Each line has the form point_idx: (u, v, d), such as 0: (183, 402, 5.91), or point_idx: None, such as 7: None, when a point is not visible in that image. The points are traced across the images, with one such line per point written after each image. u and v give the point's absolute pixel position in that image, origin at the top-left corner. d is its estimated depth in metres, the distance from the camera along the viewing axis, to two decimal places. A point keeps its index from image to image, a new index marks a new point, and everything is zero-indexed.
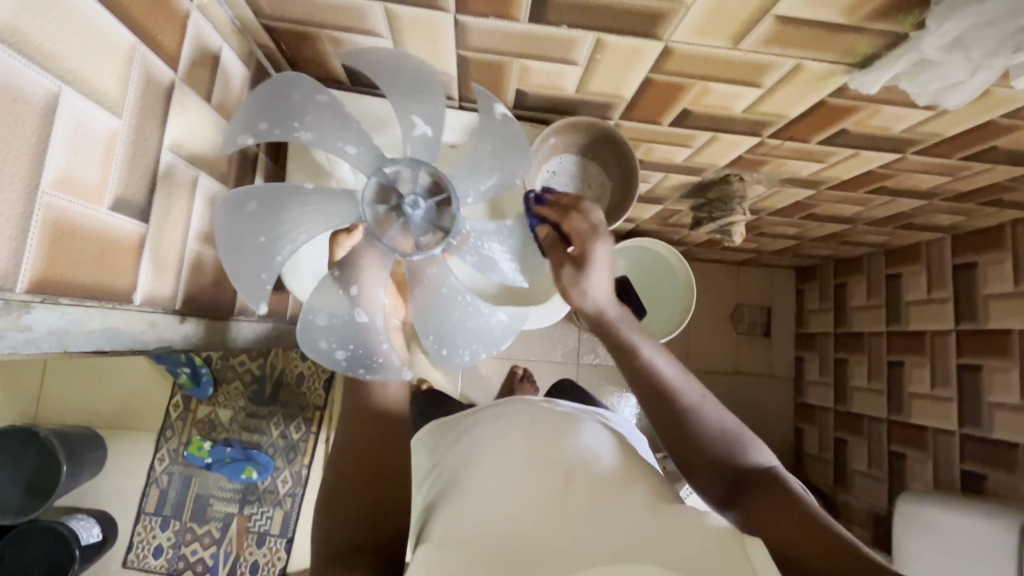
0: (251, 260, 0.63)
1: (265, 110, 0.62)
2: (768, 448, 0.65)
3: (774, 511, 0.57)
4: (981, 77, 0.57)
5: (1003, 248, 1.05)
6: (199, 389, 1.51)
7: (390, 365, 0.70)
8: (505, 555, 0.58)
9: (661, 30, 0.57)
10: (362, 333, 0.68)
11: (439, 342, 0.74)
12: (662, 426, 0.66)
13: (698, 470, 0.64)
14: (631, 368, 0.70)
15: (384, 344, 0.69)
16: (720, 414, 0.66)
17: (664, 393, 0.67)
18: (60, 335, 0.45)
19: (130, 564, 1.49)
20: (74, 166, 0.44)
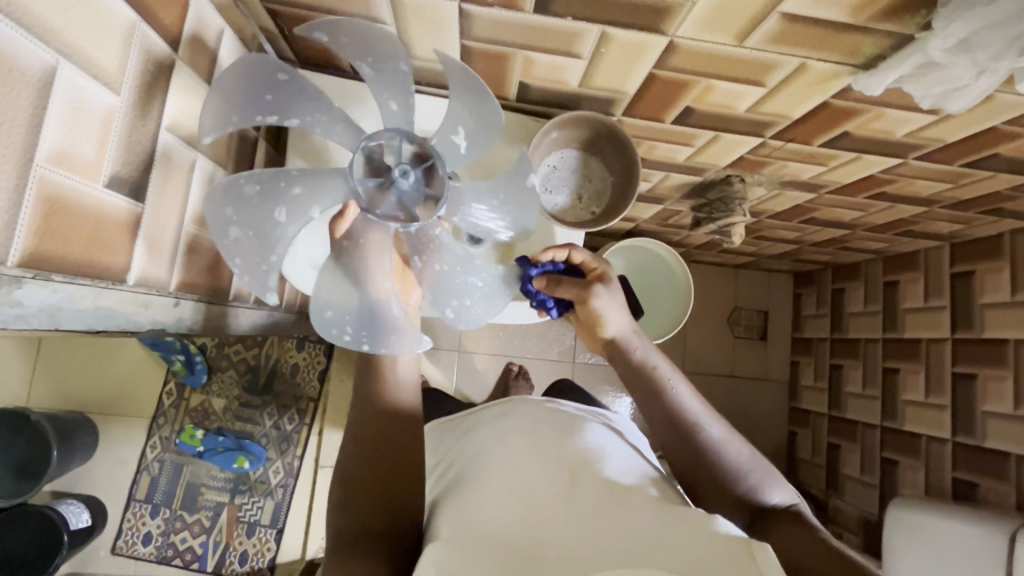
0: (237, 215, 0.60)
1: (258, 76, 0.58)
2: (783, 482, 0.66)
3: (793, 542, 0.58)
4: (985, 81, 0.57)
5: (1001, 257, 1.05)
6: (193, 376, 1.51)
7: (262, 278, 0.61)
8: (507, 544, 0.57)
9: (666, 24, 0.57)
10: (275, 241, 0.62)
11: (333, 302, 0.64)
12: (680, 459, 0.67)
13: (716, 502, 0.65)
14: (657, 402, 0.69)
15: (271, 257, 0.62)
16: (741, 449, 0.67)
17: (687, 428, 0.67)
18: (52, 312, 0.44)
19: (118, 550, 1.48)
20: (70, 142, 0.43)
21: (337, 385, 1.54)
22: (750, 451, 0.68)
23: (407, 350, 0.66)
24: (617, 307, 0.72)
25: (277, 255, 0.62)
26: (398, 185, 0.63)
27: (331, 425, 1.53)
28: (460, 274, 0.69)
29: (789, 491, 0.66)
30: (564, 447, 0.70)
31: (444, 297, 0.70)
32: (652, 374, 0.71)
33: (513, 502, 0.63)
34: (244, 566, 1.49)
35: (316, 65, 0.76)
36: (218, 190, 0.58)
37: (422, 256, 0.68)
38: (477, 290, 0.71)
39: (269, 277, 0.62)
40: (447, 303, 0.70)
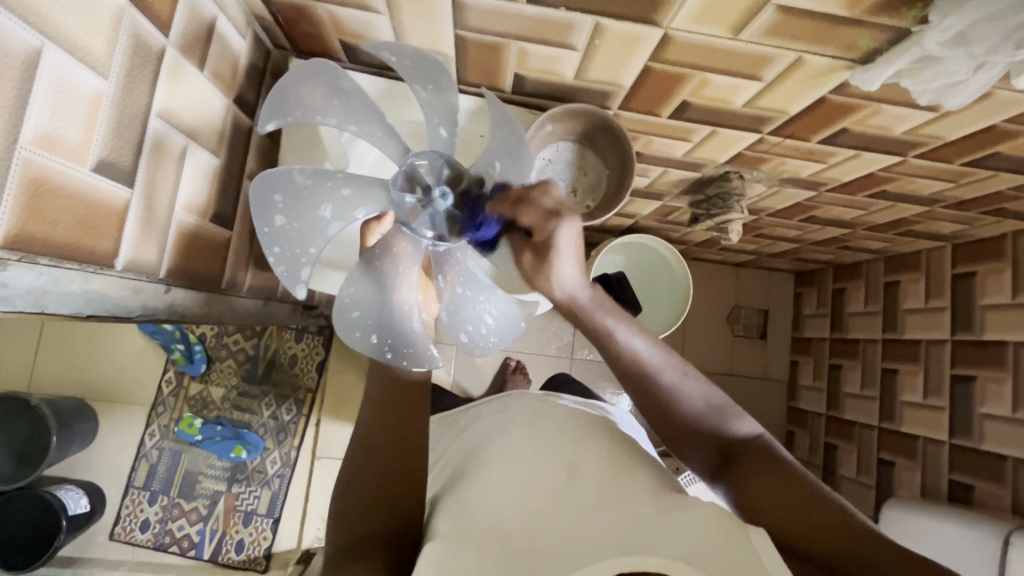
0: (300, 229, 0.59)
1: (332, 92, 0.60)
2: (747, 414, 0.64)
3: (765, 485, 0.57)
4: (983, 76, 0.56)
5: (1003, 258, 1.04)
6: (192, 365, 1.52)
7: (296, 270, 0.59)
8: (507, 545, 0.57)
9: (660, 16, 0.57)
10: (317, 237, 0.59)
11: (357, 301, 0.61)
12: (648, 408, 0.65)
13: (686, 448, 0.64)
14: (607, 350, 0.65)
15: (310, 250, 0.60)
16: (699, 387, 0.64)
17: (642, 376, 0.64)
18: (39, 295, 0.45)
19: (116, 536, 1.49)
20: (56, 125, 0.43)
21: (336, 377, 1.54)
22: (709, 386, 0.65)
23: (416, 367, 0.63)
24: (575, 247, 0.62)
25: (314, 249, 0.60)
26: (436, 205, 0.63)
27: (328, 415, 1.53)
28: (476, 295, 0.69)
29: (756, 422, 0.64)
30: (563, 438, 0.69)
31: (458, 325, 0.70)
32: (599, 322, 0.65)
33: (513, 498, 0.63)
34: (240, 555, 1.50)
35: (312, 55, 0.76)
36: (264, 176, 0.57)
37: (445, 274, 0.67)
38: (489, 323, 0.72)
39: (301, 269, 0.59)
40: (461, 328, 0.70)
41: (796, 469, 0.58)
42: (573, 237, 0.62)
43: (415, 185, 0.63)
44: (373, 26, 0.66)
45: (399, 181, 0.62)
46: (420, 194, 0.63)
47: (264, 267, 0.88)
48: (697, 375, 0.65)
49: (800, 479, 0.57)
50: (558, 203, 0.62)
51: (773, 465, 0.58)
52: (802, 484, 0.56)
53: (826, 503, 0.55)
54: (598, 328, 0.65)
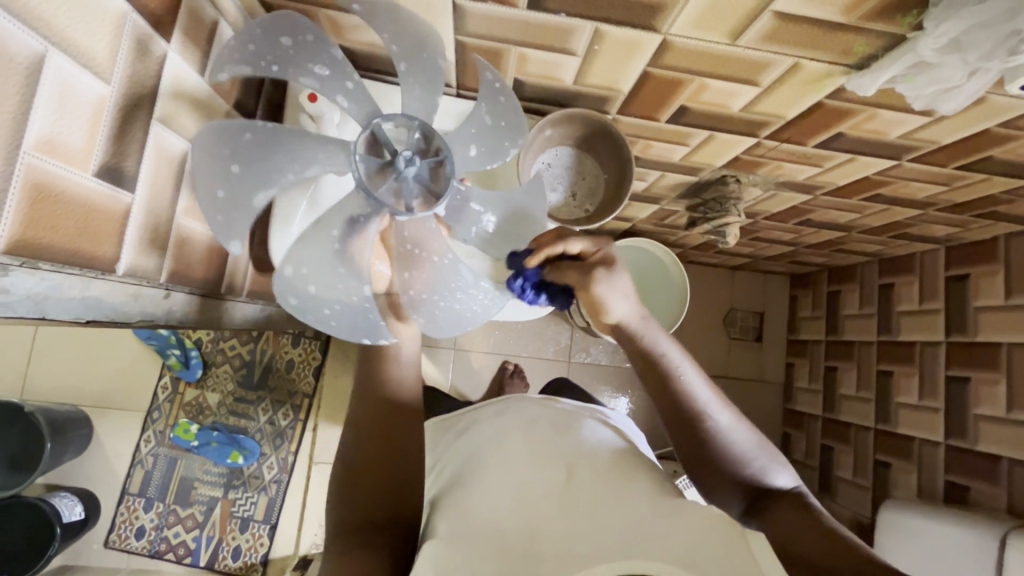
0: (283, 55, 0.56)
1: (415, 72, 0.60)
2: (788, 466, 0.66)
3: (798, 521, 0.59)
4: (977, 82, 0.57)
5: (995, 261, 1.05)
6: (188, 371, 1.51)
7: (219, 156, 0.55)
8: (507, 547, 0.57)
9: (660, 21, 0.57)
10: (270, 161, 0.57)
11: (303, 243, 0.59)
12: (687, 442, 0.66)
13: (723, 488, 0.64)
14: (657, 376, 0.68)
15: (232, 165, 0.56)
16: (746, 434, 0.66)
17: (696, 415, 0.66)
18: (39, 301, 0.45)
19: (111, 544, 1.48)
20: (59, 130, 0.43)
21: (332, 382, 1.54)
22: (754, 434, 0.67)
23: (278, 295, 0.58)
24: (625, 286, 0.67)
25: (238, 168, 0.56)
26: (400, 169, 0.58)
27: (325, 419, 1.53)
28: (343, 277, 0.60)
29: (793, 474, 0.66)
30: (561, 440, 0.70)
31: (291, 288, 0.58)
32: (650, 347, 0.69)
33: (512, 502, 0.63)
34: (236, 561, 1.49)
35: None
36: (289, 17, 0.54)
37: (343, 231, 0.60)
38: (329, 319, 0.60)
39: (219, 184, 0.55)
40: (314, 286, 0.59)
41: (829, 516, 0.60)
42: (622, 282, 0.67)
43: (383, 146, 0.60)
44: (373, 30, 0.66)
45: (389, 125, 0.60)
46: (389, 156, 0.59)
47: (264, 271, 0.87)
48: (741, 421, 0.67)
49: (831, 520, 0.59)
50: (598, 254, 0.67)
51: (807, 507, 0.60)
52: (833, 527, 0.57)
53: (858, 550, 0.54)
54: (649, 354, 0.69)
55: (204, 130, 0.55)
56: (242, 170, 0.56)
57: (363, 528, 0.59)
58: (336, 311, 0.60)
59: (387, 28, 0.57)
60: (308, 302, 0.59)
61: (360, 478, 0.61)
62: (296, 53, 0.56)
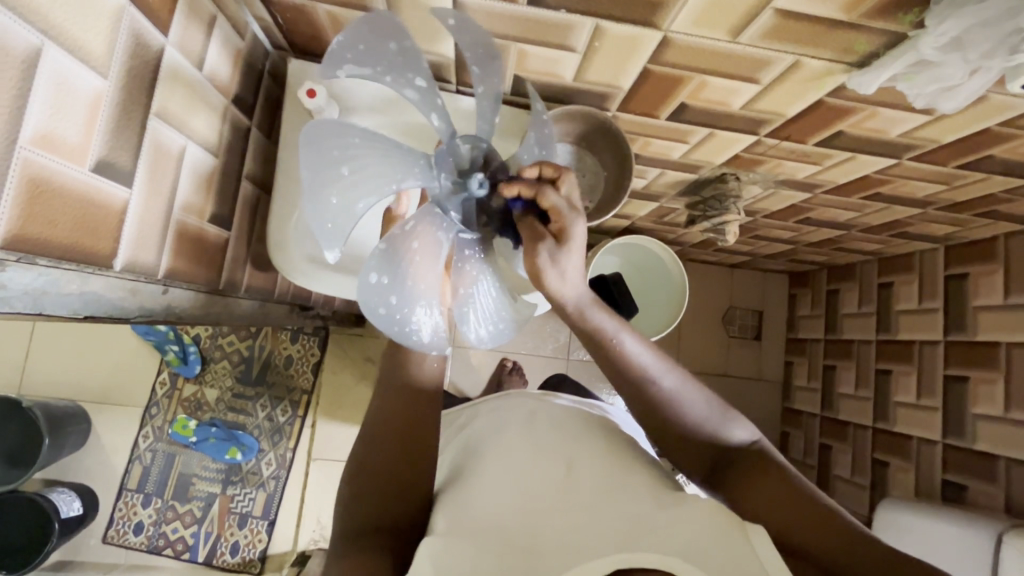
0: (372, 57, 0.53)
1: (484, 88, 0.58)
2: (744, 419, 0.66)
3: (760, 491, 0.60)
4: (978, 80, 0.57)
5: (995, 259, 1.05)
6: (186, 367, 1.51)
7: (330, 159, 0.52)
8: (509, 541, 0.58)
9: (660, 18, 0.57)
10: (373, 168, 0.55)
11: (389, 258, 0.56)
12: (643, 419, 0.66)
13: (683, 457, 0.65)
14: (605, 358, 0.66)
15: (343, 167, 0.53)
16: (697, 395, 0.65)
17: (641, 385, 0.64)
18: (37, 296, 0.44)
19: (110, 539, 1.48)
20: (55, 124, 0.43)
21: (331, 378, 1.53)
22: (705, 393, 0.66)
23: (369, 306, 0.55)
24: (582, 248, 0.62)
25: (347, 170, 0.53)
26: (471, 190, 0.60)
27: (324, 415, 1.52)
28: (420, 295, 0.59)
29: (752, 427, 0.67)
30: (562, 435, 0.69)
31: (375, 297, 0.56)
32: (597, 327, 0.65)
33: (512, 496, 0.63)
34: (235, 557, 1.49)
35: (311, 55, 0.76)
36: (390, 16, 0.51)
37: (420, 243, 0.58)
38: (395, 327, 0.58)
39: (332, 191, 0.52)
40: (395, 300, 0.57)
41: (793, 474, 0.61)
42: (586, 233, 0.61)
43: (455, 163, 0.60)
44: None
45: (462, 145, 0.61)
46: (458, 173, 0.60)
47: (263, 267, 0.87)
48: (693, 385, 0.66)
49: (795, 481, 0.60)
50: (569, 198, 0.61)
51: (767, 468, 0.61)
52: (800, 486, 0.59)
53: (837, 517, 0.56)
54: (596, 334, 0.65)
55: (314, 126, 0.51)
56: (351, 173, 0.53)
57: (368, 531, 0.59)
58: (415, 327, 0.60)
59: (471, 48, 0.55)
60: (393, 312, 0.57)
61: (360, 482, 0.61)
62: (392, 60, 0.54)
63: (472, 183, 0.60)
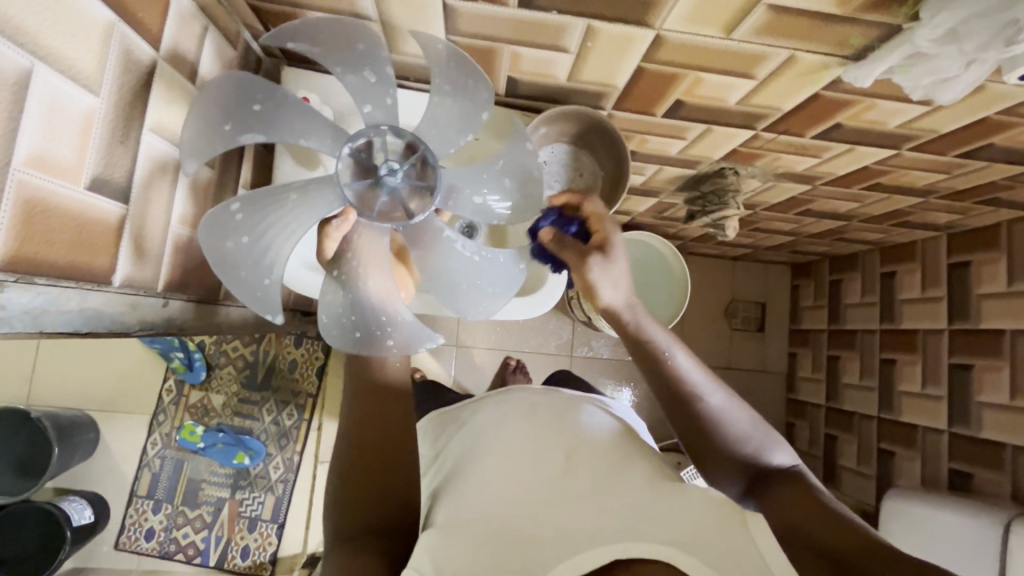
0: (331, 44, 0.59)
1: (459, 108, 0.64)
2: (785, 444, 0.65)
3: (794, 502, 0.57)
4: (974, 72, 0.56)
5: (998, 246, 1.05)
6: (192, 373, 1.52)
7: (244, 94, 0.59)
8: (508, 539, 0.58)
9: (653, 17, 0.56)
10: (280, 123, 0.62)
11: (252, 198, 0.61)
12: (684, 431, 0.65)
13: (720, 475, 0.63)
14: (651, 365, 0.68)
15: (253, 103, 0.60)
16: (744, 414, 0.65)
17: (689, 396, 0.65)
18: (37, 314, 0.44)
19: (122, 546, 1.50)
20: (49, 145, 0.43)
21: (336, 381, 1.54)
22: (751, 415, 0.66)
23: (212, 228, 0.59)
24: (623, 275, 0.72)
25: (256, 107, 0.60)
26: (382, 184, 0.65)
27: (330, 418, 1.54)
28: (266, 246, 0.62)
29: (792, 453, 0.65)
30: (563, 428, 0.69)
31: (225, 226, 0.59)
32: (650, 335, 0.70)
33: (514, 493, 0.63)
34: (246, 560, 1.50)
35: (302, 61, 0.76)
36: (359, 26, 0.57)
37: (302, 194, 0.63)
38: (238, 266, 0.61)
39: (230, 120, 0.60)
40: (237, 234, 0.60)
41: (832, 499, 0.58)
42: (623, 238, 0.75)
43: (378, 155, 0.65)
44: None
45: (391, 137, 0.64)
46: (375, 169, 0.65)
47: None
48: (738, 401, 0.66)
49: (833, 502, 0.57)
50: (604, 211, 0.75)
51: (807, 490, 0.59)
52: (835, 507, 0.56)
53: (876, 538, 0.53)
54: (648, 342, 0.69)
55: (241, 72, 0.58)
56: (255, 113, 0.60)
57: (359, 535, 0.59)
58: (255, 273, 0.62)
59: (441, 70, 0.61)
60: (234, 251, 0.60)
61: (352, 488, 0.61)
62: (349, 53, 0.60)
63: (384, 172, 0.65)
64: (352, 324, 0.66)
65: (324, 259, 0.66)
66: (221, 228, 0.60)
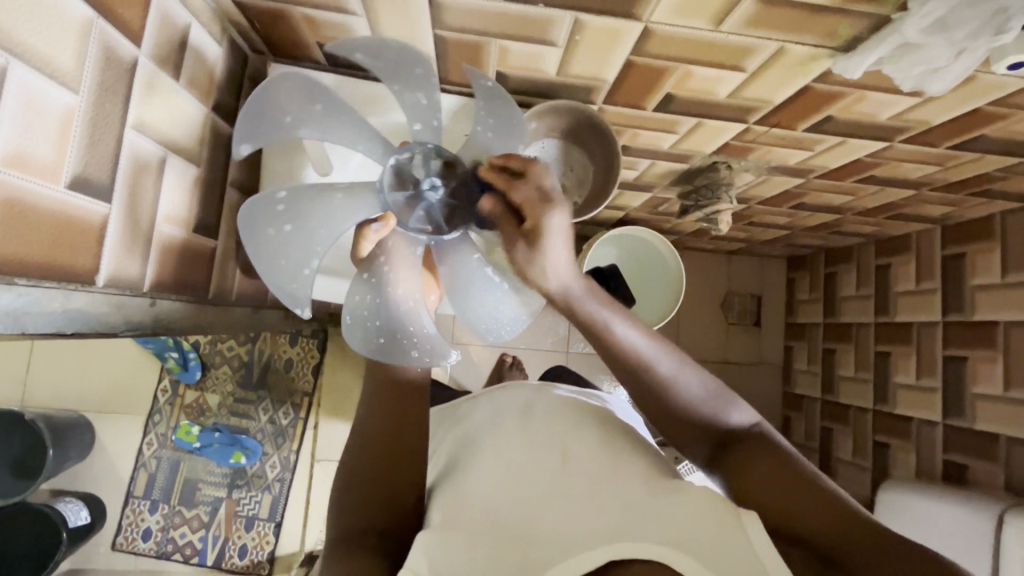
0: (391, 61, 0.60)
1: (498, 142, 0.67)
2: (744, 403, 0.65)
3: (759, 470, 0.57)
4: (964, 62, 0.56)
5: (992, 238, 1.04)
6: (187, 373, 1.51)
7: (308, 95, 0.60)
8: (504, 539, 0.58)
9: (640, 9, 0.56)
10: (336, 129, 0.61)
11: (289, 193, 0.59)
12: (645, 401, 0.65)
13: (682, 441, 0.64)
14: (601, 344, 0.63)
15: (315, 104, 0.60)
16: (699, 382, 0.64)
17: (643, 371, 0.63)
18: (19, 315, 0.43)
19: (119, 546, 1.50)
20: (27, 143, 0.43)
21: (332, 379, 1.54)
22: (706, 377, 0.65)
23: (253, 208, 0.59)
24: (565, 235, 0.58)
25: (319, 108, 0.60)
26: (426, 199, 0.65)
27: (327, 416, 1.53)
28: (298, 240, 0.60)
29: (752, 411, 0.65)
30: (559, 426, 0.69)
31: (264, 213, 0.59)
32: (593, 315, 0.62)
33: (509, 492, 0.63)
34: (244, 560, 1.50)
35: (289, 57, 0.75)
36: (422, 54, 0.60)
37: (345, 195, 0.61)
38: (278, 255, 0.60)
39: (289, 112, 0.60)
40: (275, 223, 0.59)
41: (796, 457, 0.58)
42: (564, 226, 0.58)
43: (415, 171, 0.65)
44: (350, 27, 0.65)
45: (434, 156, 0.65)
46: (414, 186, 0.64)
47: (253, 274, 0.86)
48: (691, 364, 0.65)
49: (795, 462, 0.57)
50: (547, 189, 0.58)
51: (771, 451, 0.59)
52: (801, 470, 0.56)
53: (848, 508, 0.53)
54: (594, 323, 0.62)
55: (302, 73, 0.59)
56: (317, 113, 0.60)
57: (361, 535, 0.60)
58: (286, 263, 0.60)
59: (487, 105, 0.65)
60: (273, 240, 0.59)
61: (359, 491, 0.62)
62: (405, 73, 0.61)
63: (426, 187, 0.64)
64: (375, 331, 0.65)
65: (357, 258, 0.65)
66: (254, 213, 0.58)
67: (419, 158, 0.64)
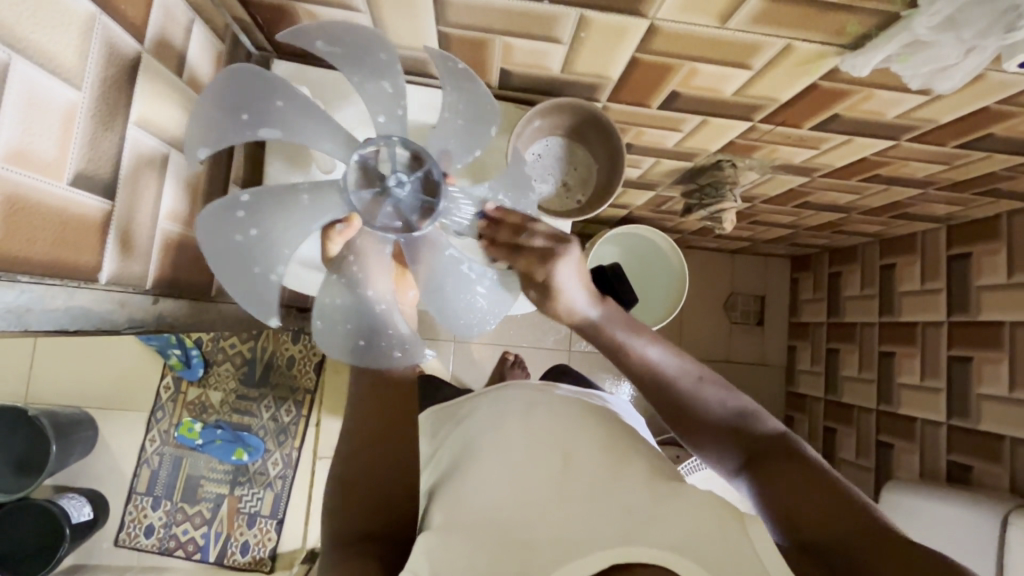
0: (353, 53, 0.59)
1: (469, 126, 0.66)
2: (770, 413, 0.64)
3: (789, 486, 0.57)
4: (974, 60, 0.55)
5: (998, 237, 1.04)
6: (189, 370, 1.51)
7: (267, 90, 0.59)
8: (505, 539, 0.57)
9: (646, 6, 0.55)
10: (300, 125, 0.61)
11: (252, 198, 0.59)
12: (669, 416, 0.64)
13: (710, 454, 0.63)
14: (623, 364, 0.65)
15: (276, 100, 0.59)
16: (720, 392, 0.64)
17: (667, 384, 0.63)
18: (21, 313, 0.43)
19: (121, 542, 1.50)
20: (30, 140, 0.43)
21: (334, 377, 1.54)
22: (729, 390, 0.64)
23: (213, 220, 0.58)
24: (577, 276, 0.64)
25: (280, 104, 0.60)
26: (393, 194, 0.65)
27: (329, 414, 1.53)
28: (265, 245, 0.60)
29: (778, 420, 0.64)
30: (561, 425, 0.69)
31: (226, 222, 0.58)
32: (611, 336, 0.65)
33: (511, 491, 0.63)
34: (246, 557, 1.50)
35: (292, 54, 0.75)
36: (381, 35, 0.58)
37: (312, 196, 0.62)
38: (247, 262, 0.60)
39: (246, 110, 0.59)
40: (239, 230, 0.59)
41: (824, 468, 0.58)
42: (573, 270, 0.64)
43: (383, 164, 0.65)
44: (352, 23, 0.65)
45: (400, 148, 0.64)
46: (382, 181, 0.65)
47: None
48: (714, 378, 0.64)
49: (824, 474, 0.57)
50: (548, 241, 0.64)
51: (800, 465, 0.58)
52: (832, 483, 0.56)
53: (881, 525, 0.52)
54: (613, 343, 0.65)
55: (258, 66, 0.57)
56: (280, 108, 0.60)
57: (358, 540, 0.59)
58: (253, 271, 0.60)
59: (456, 87, 0.63)
60: (240, 249, 0.59)
61: (359, 489, 0.61)
62: (369, 61, 0.60)
63: (392, 183, 0.65)
64: (347, 333, 0.64)
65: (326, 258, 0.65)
66: (219, 222, 0.58)
67: (386, 152, 0.64)
